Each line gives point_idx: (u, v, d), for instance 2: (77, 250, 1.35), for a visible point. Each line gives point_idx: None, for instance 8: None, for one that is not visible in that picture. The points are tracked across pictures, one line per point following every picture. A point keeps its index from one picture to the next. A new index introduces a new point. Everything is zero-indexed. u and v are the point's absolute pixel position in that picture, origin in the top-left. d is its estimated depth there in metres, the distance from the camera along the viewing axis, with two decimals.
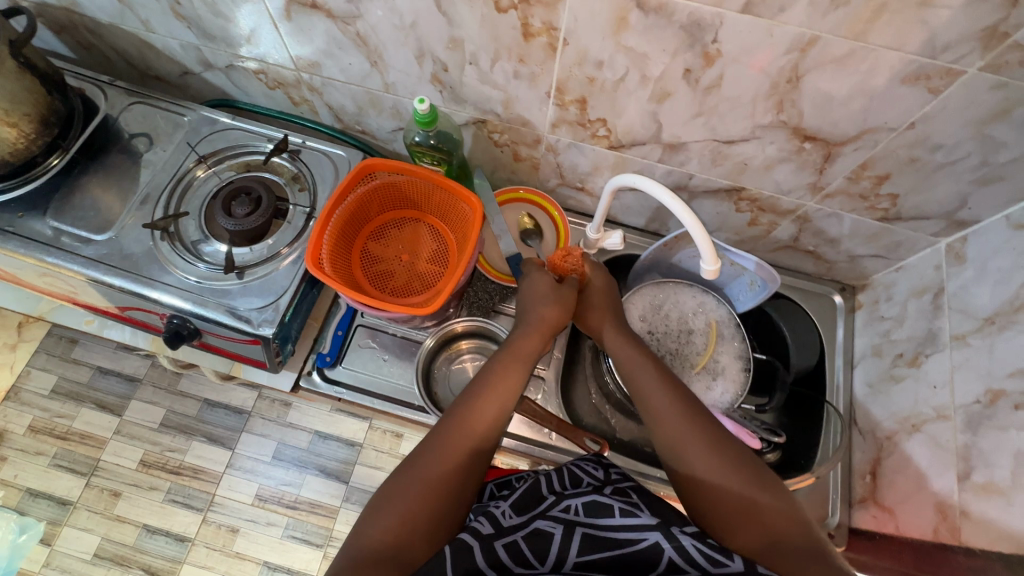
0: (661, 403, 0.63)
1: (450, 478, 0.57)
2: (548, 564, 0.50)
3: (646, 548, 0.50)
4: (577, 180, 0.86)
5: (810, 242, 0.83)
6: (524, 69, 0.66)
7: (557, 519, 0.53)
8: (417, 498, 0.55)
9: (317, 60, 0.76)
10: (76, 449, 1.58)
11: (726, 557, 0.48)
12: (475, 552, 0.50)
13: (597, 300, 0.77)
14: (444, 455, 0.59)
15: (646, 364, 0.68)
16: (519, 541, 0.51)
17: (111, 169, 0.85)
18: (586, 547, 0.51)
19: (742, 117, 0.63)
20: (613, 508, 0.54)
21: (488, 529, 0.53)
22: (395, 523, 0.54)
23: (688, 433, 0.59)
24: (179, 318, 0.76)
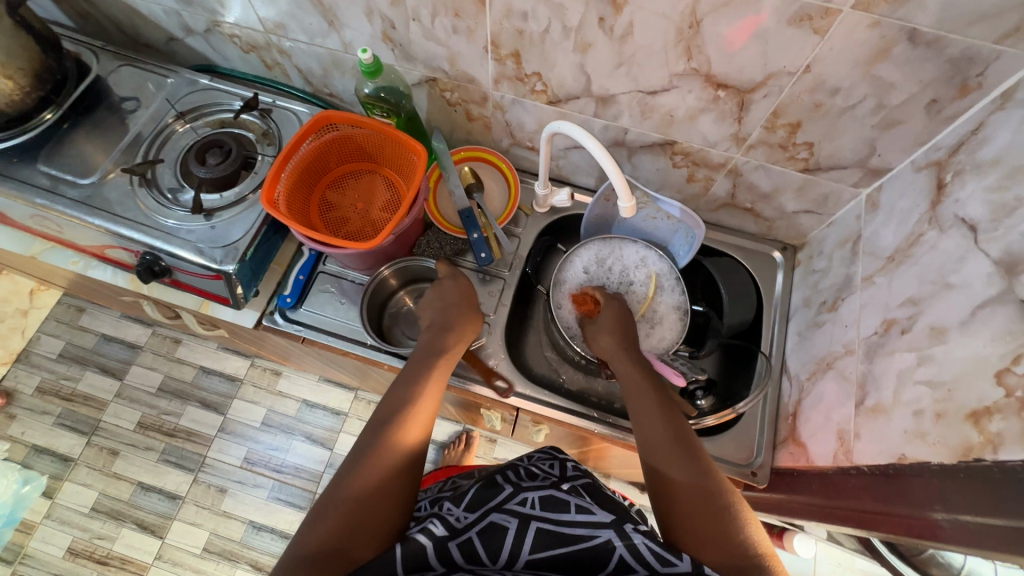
0: (648, 422, 0.64)
1: (390, 484, 0.60)
2: (499, 559, 0.54)
3: (598, 544, 0.53)
4: (526, 139, 0.92)
5: (746, 198, 0.87)
6: (460, 24, 0.72)
7: (512, 514, 0.56)
8: (358, 506, 0.58)
9: (281, 22, 0.83)
10: (79, 410, 1.67)
11: (675, 557, 0.51)
12: (427, 553, 0.53)
13: (608, 325, 0.78)
14: (384, 461, 0.61)
15: (641, 384, 0.68)
16: (473, 538, 0.55)
17: (99, 124, 0.93)
18: (539, 541, 0.54)
19: (658, 65, 0.68)
20: (569, 504, 0.57)
21: (441, 529, 0.55)
22: (335, 527, 0.56)
23: (666, 451, 0.60)
24: (152, 254, 0.83)
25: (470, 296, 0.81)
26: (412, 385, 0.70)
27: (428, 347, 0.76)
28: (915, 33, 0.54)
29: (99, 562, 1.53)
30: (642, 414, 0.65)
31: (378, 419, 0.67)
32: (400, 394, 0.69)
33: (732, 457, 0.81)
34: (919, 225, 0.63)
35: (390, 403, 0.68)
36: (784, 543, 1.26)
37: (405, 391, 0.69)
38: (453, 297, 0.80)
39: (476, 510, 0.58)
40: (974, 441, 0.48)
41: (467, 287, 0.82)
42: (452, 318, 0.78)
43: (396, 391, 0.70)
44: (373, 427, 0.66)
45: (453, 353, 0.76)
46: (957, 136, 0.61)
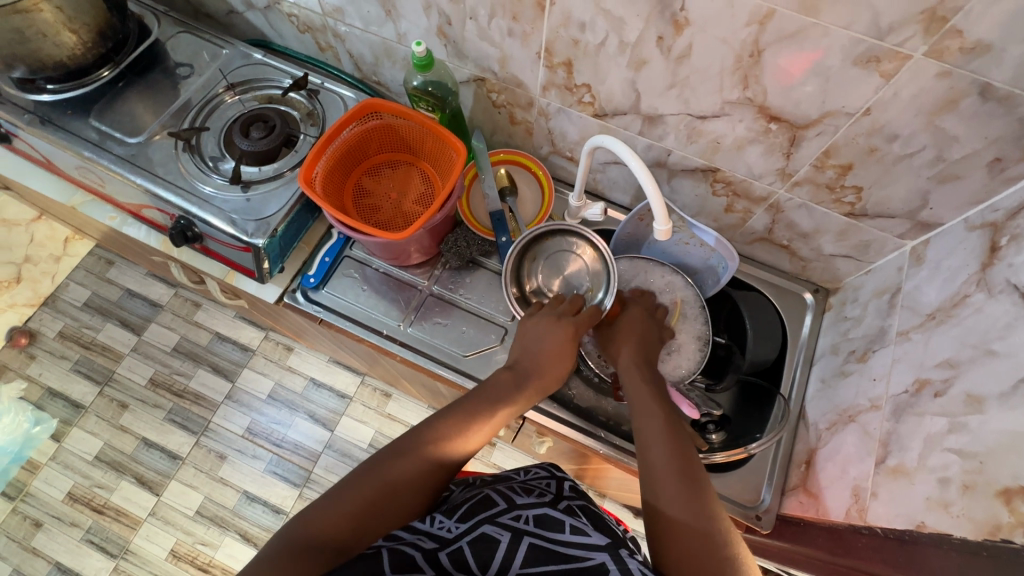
0: (654, 444, 0.62)
1: (409, 497, 0.60)
2: (490, 568, 0.53)
3: (592, 566, 0.52)
4: (567, 149, 0.91)
5: (783, 235, 0.85)
6: (517, 27, 0.72)
7: (504, 528, 0.57)
8: (371, 509, 0.58)
9: (340, 7, 0.84)
10: (96, 359, 1.71)
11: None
12: (417, 556, 0.53)
13: (631, 332, 0.78)
14: (411, 478, 0.60)
15: (651, 403, 0.67)
16: (464, 547, 0.55)
17: (151, 86, 0.95)
18: (531, 555, 0.54)
19: (712, 90, 0.67)
20: (563, 525, 0.57)
21: (430, 543, 0.56)
22: (344, 524, 0.56)
23: (669, 479, 0.58)
24: (186, 220, 0.84)
25: (562, 362, 0.73)
26: (465, 423, 0.65)
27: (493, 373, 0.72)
28: (987, 88, 0.52)
29: (95, 511, 1.56)
30: (646, 429, 0.64)
31: (421, 440, 0.62)
32: (447, 425, 0.64)
33: (739, 498, 0.79)
34: (966, 286, 0.60)
35: (436, 429, 0.64)
36: None
37: (455, 421, 0.65)
38: (545, 344, 0.73)
39: (467, 521, 0.59)
40: (1003, 521, 0.45)
41: (567, 354, 0.73)
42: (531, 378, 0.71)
43: (446, 412, 0.66)
44: (411, 440, 0.62)
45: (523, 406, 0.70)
46: (1017, 199, 0.58)
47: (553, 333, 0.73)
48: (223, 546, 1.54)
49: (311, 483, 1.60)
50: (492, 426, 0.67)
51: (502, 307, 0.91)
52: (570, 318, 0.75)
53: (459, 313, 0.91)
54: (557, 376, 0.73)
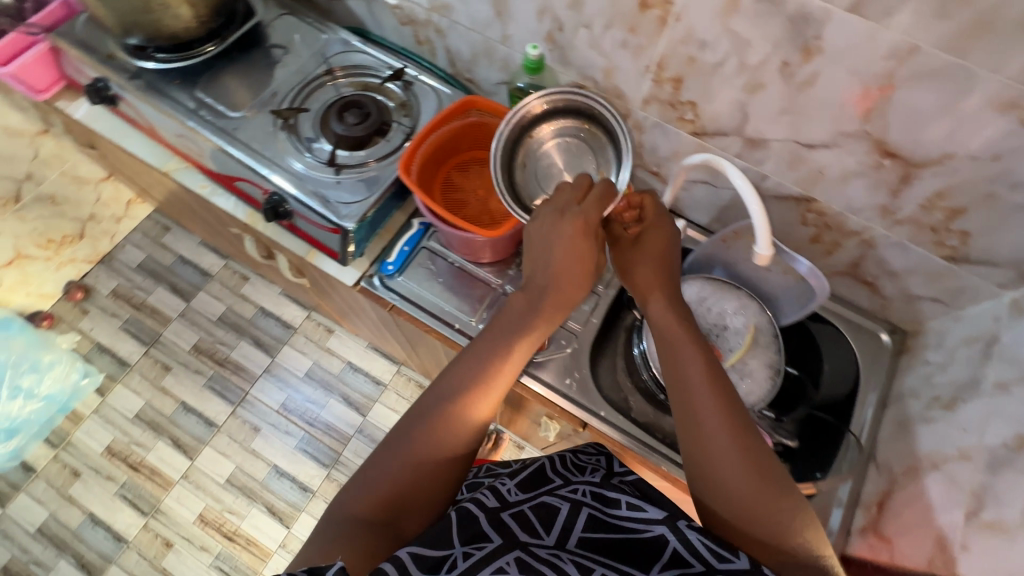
0: (700, 396, 0.61)
1: (434, 458, 0.60)
2: (552, 531, 0.57)
3: (652, 538, 0.55)
4: (653, 163, 0.91)
5: (869, 272, 0.84)
6: (632, 40, 0.72)
7: (564, 498, 0.61)
8: (402, 483, 0.59)
9: (450, 3, 0.85)
10: (145, 320, 1.74)
11: (731, 554, 0.52)
12: (480, 519, 0.56)
13: (648, 251, 0.75)
14: (433, 441, 0.61)
15: (688, 352, 0.65)
16: (525, 511, 0.59)
17: (252, 64, 0.97)
18: (591, 523, 0.57)
19: (828, 120, 0.66)
20: (620, 500, 0.60)
21: (493, 502, 0.60)
22: (387, 490, 0.58)
23: (718, 433, 0.58)
24: (279, 196, 0.86)
25: (580, 272, 0.69)
26: (485, 365, 0.66)
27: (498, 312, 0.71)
28: None
29: (131, 468, 1.60)
30: (684, 382, 0.63)
31: (431, 403, 0.64)
32: (467, 372, 0.65)
33: None
34: None
35: (458, 377, 0.65)
36: None
37: (462, 371, 0.66)
38: (559, 256, 0.68)
39: (527, 491, 0.63)
40: None
41: (588, 261, 0.69)
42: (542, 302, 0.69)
43: (451, 369, 0.67)
44: (421, 408, 0.64)
45: (536, 337, 0.69)
46: None
47: (569, 242, 0.68)
48: (249, 517, 1.56)
49: (338, 465, 1.62)
50: (501, 366, 0.67)
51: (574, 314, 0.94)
52: (577, 208, 0.68)
53: None
54: (577, 290, 0.70)
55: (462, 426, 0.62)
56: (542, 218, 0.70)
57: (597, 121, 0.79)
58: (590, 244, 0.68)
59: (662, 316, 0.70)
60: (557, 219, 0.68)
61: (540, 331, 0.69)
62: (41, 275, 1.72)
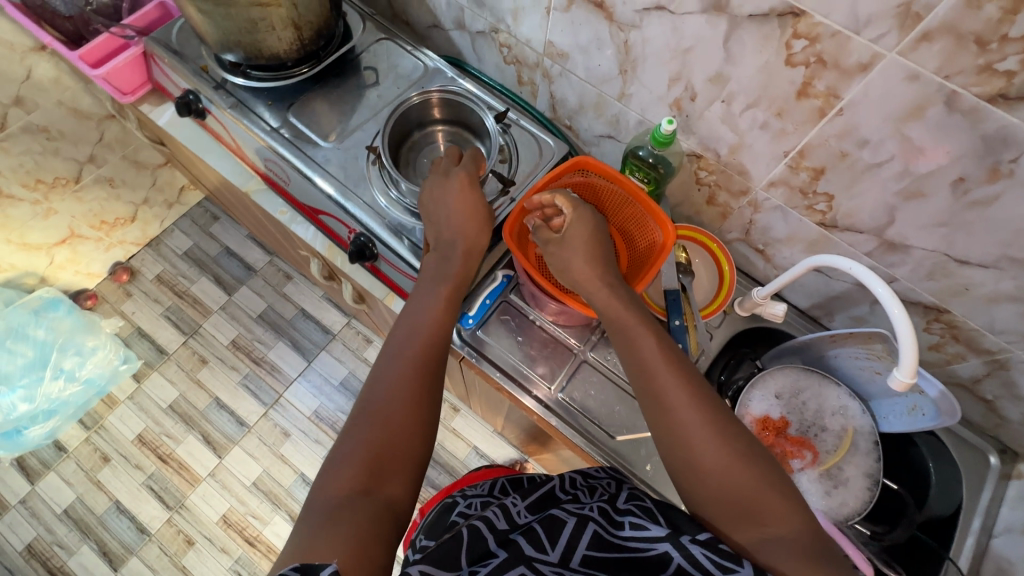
0: (661, 376, 0.59)
1: (395, 420, 0.59)
2: (558, 546, 0.53)
3: (655, 556, 0.51)
4: (761, 242, 0.85)
5: (990, 390, 0.77)
6: (776, 123, 0.66)
7: (571, 513, 0.57)
8: (377, 447, 0.57)
9: (568, 52, 0.80)
10: (186, 310, 1.65)
11: (735, 564, 0.48)
12: (486, 538, 0.54)
13: (577, 235, 0.70)
14: (389, 401, 0.60)
15: (637, 328, 0.64)
16: (535, 526, 0.55)
17: (345, 89, 0.93)
18: (597, 543, 0.53)
19: (995, 242, 0.60)
20: (624, 522, 0.56)
21: (502, 523, 0.57)
22: (360, 465, 0.55)
23: (682, 412, 0.57)
24: (366, 238, 0.83)
25: (476, 215, 0.74)
26: (431, 318, 0.69)
27: (433, 277, 0.73)
28: None
29: (160, 459, 1.48)
30: (643, 367, 0.61)
31: (385, 373, 0.64)
32: (417, 329, 0.68)
33: None
34: None
35: (411, 335, 0.67)
36: None
37: (408, 338, 0.67)
38: (453, 205, 0.75)
39: (536, 512, 0.61)
40: None
41: (476, 205, 0.75)
42: (456, 250, 0.74)
43: (398, 332, 0.69)
44: (376, 380, 0.63)
45: (460, 282, 0.73)
46: None
47: (456, 195, 0.75)
48: (272, 524, 1.43)
49: None
50: (432, 333, 0.68)
51: None
52: (457, 168, 0.77)
53: (607, 385, 0.87)
54: (483, 233, 0.75)
55: (413, 381, 0.63)
56: (428, 183, 0.78)
57: (468, 114, 0.92)
58: (475, 191, 0.75)
59: (607, 301, 0.66)
60: (441, 177, 0.77)
61: (463, 276, 0.73)
62: (89, 254, 1.62)
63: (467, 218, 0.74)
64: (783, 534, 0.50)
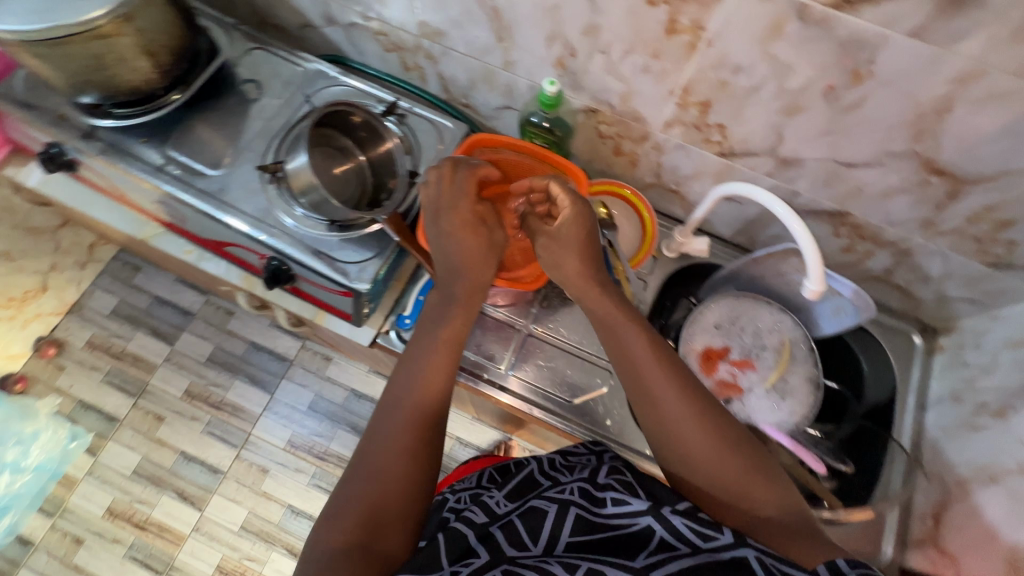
0: (652, 375, 0.57)
1: (397, 474, 0.54)
2: (540, 541, 0.54)
3: (638, 530, 0.53)
4: (672, 182, 0.86)
5: (902, 277, 0.82)
6: (655, 65, 0.66)
7: (552, 500, 0.57)
8: (372, 501, 0.53)
9: (443, 29, 0.78)
10: (128, 370, 1.44)
11: (716, 531, 0.50)
12: (468, 537, 0.56)
13: (569, 243, 0.64)
14: (378, 452, 0.55)
15: (625, 325, 0.61)
16: (512, 522, 0.56)
17: (225, 110, 0.88)
18: (579, 526, 0.54)
19: (873, 141, 0.63)
20: (605, 497, 0.57)
21: (482, 518, 0.59)
22: (353, 523, 0.52)
23: (674, 411, 0.55)
24: (278, 261, 0.79)
25: (486, 254, 0.66)
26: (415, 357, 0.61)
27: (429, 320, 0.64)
28: None
29: (138, 527, 1.33)
30: (634, 369, 0.58)
31: (374, 418, 0.58)
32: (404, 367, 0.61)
33: (857, 551, 0.78)
34: None
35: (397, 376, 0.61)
36: None
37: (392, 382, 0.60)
38: (463, 249, 0.66)
39: (515, 499, 0.63)
40: None
41: (484, 245, 0.66)
42: (457, 289, 0.65)
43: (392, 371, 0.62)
44: (366, 425, 0.58)
45: (467, 322, 0.64)
46: None
47: (458, 236, 0.66)
48: (271, 561, 1.32)
49: None
50: (433, 370, 0.60)
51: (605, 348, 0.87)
52: (460, 207, 0.66)
53: (556, 351, 0.88)
54: (486, 268, 0.66)
55: (410, 422, 0.57)
56: (427, 225, 0.68)
57: (370, 148, 0.84)
58: (482, 238, 0.66)
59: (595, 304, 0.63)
60: (438, 220, 0.67)
61: (469, 313, 0.65)
62: (5, 336, 1.43)
63: (479, 257, 0.66)
64: (772, 517, 0.52)
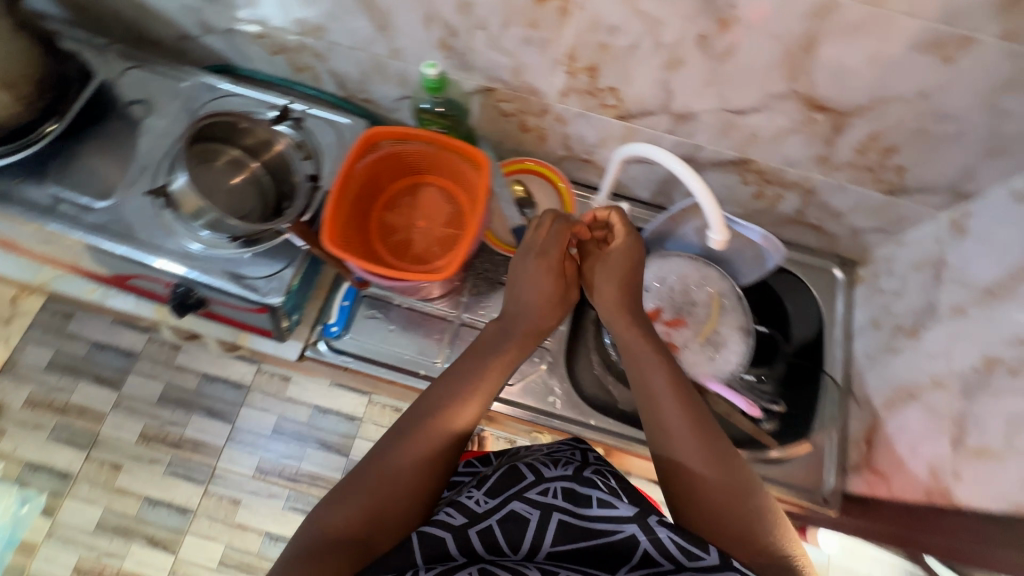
0: (669, 398, 0.59)
1: (414, 488, 0.56)
2: (521, 551, 0.51)
3: (622, 539, 0.50)
4: (583, 152, 0.86)
5: (814, 216, 0.84)
6: (535, 35, 0.65)
7: (535, 505, 0.53)
8: (376, 503, 0.54)
9: (322, 23, 0.75)
10: (75, 421, 1.24)
11: (702, 551, 0.48)
12: (447, 542, 0.51)
13: (614, 268, 0.69)
14: (391, 465, 0.56)
15: (652, 357, 0.63)
16: (494, 526, 0.52)
17: (111, 136, 0.83)
18: (562, 536, 0.51)
19: (755, 85, 0.63)
20: (590, 496, 0.53)
21: (460, 518, 0.52)
22: (356, 517, 0.53)
23: (688, 437, 0.56)
24: (184, 287, 0.76)
25: (556, 299, 0.68)
26: (445, 391, 0.61)
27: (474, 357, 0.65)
28: None
29: None
30: (652, 396, 0.60)
31: (393, 435, 0.58)
32: (435, 394, 0.61)
33: (803, 485, 0.80)
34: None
35: (427, 399, 0.61)
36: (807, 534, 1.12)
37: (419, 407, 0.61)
38: (538, 290, 0.67)
39: (497, 495, 0.55)
40: None
41: (557, 295, 0.68)
42: (516, 328, 0.67)
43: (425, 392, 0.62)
44: (386, 438, 0.59)
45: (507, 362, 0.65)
46: None
47: (533, 277, 0.67)
48: None
49: None
50: (459, 408, 0.60)
51: None
52: (551, 251, 0.67)
53: None
54: (552, 315, 0.68)
55: (429, 448, 0.57)
56: (515, 266, 0.69)
57: (264, 154, 0.80)
58: (562, 290, 0.68)
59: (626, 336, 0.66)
60: (526, 259, 0.68)
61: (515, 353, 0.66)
62: None
63: (553, 299, 0.68)
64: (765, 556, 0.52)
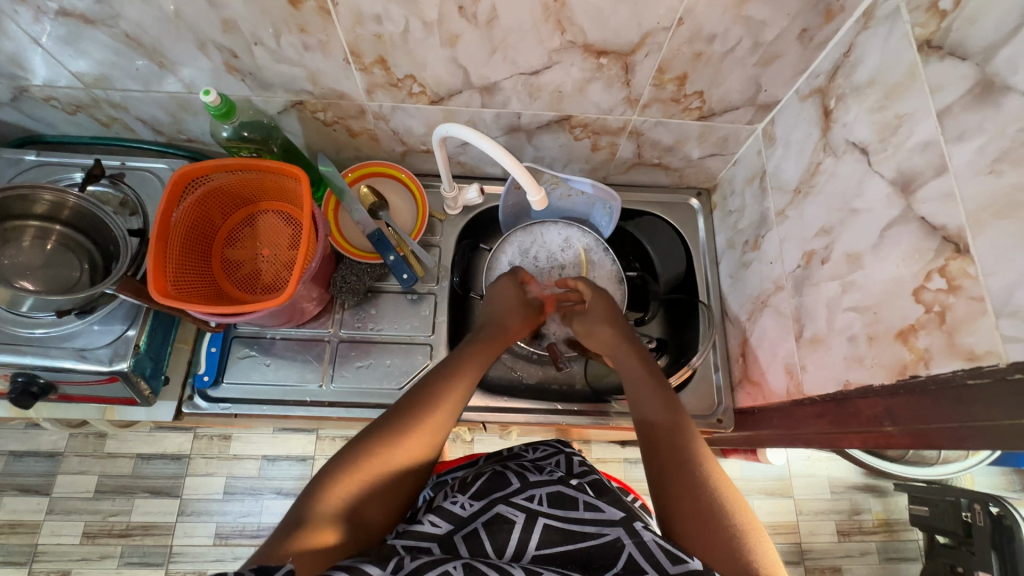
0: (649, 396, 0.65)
1: (416, 470, 0.57)
2: (506, 554, 0.50)
3: (607, 543, 0.51)
4: (419, 143, 0.86)
5: (652, 154, 0.86)
6: (310, 40, 0.64)
7: (519, 508, 0.53)
8: (373, 475, 0.54)
9: (102, 73, 0.71)
10: (9, 540, 1.12)
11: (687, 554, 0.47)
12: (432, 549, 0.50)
13: (597, 315, 0.78)
14: (392, 446, 0.56)
15: (638, 366, 0.70)
16: (478, 529, 0.52)
17: None
18: (547, 538, 0.51)
19: (534, 44, 0.64)
20: (577, 500, 0.55)
21: (443, 526, 0.52)
22: (352, 484, 0.52)
23: (672, 432, 0.60)
24: (24, 375, 0.71)
25: (521, 321, 0.79)
26: (442, 393, 0.62)
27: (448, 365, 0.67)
28: None
29: None
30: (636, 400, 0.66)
31: (397, 415, 0.59)
32: (436, 389, 0.63)
33: (695, 410, 0.83)
34: (816, 154, 0.64)
35: (428, 391, 0.62)
36: (759, 455, 1.16)
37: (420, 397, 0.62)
38: (510, 301, 0.79)
39: (482, 497, 0.55)
40: (907, 359, 0.49)
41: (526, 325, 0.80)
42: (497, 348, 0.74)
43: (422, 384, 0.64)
44: (389, 415, 0.59)
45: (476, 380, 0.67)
46: (832, 61, 0.62)
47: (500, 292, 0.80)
48: None
49: None
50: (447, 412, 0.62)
51: (418, 323, 0.87)
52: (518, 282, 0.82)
53: (376, 346, 0.86)
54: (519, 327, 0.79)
55: (420, 440, 0.58)
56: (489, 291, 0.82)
57: (68, 215, 0.74)
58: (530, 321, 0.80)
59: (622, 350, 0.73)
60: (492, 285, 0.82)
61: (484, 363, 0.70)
62: None
63: (523, 318, 0.80)
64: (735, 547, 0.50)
